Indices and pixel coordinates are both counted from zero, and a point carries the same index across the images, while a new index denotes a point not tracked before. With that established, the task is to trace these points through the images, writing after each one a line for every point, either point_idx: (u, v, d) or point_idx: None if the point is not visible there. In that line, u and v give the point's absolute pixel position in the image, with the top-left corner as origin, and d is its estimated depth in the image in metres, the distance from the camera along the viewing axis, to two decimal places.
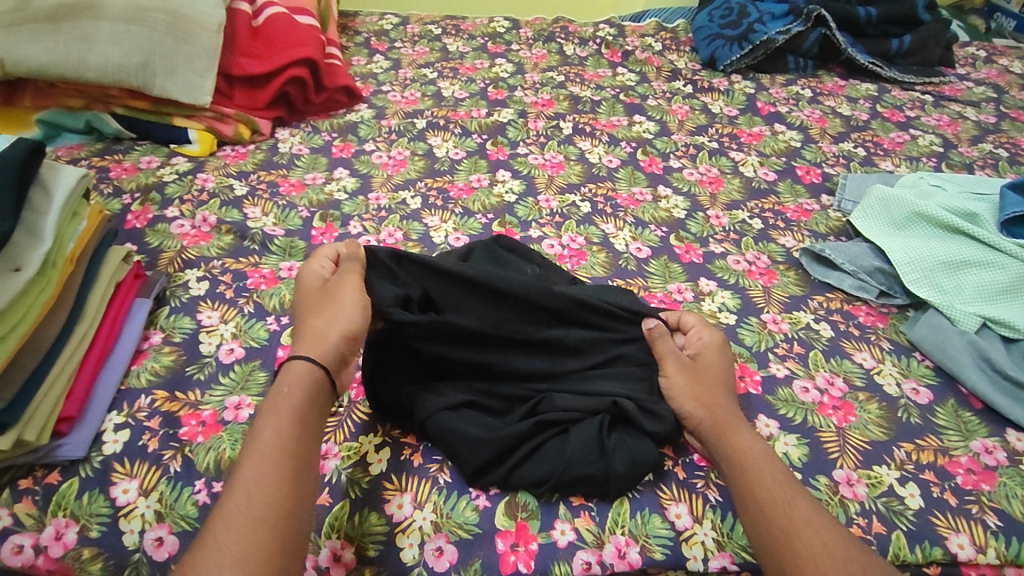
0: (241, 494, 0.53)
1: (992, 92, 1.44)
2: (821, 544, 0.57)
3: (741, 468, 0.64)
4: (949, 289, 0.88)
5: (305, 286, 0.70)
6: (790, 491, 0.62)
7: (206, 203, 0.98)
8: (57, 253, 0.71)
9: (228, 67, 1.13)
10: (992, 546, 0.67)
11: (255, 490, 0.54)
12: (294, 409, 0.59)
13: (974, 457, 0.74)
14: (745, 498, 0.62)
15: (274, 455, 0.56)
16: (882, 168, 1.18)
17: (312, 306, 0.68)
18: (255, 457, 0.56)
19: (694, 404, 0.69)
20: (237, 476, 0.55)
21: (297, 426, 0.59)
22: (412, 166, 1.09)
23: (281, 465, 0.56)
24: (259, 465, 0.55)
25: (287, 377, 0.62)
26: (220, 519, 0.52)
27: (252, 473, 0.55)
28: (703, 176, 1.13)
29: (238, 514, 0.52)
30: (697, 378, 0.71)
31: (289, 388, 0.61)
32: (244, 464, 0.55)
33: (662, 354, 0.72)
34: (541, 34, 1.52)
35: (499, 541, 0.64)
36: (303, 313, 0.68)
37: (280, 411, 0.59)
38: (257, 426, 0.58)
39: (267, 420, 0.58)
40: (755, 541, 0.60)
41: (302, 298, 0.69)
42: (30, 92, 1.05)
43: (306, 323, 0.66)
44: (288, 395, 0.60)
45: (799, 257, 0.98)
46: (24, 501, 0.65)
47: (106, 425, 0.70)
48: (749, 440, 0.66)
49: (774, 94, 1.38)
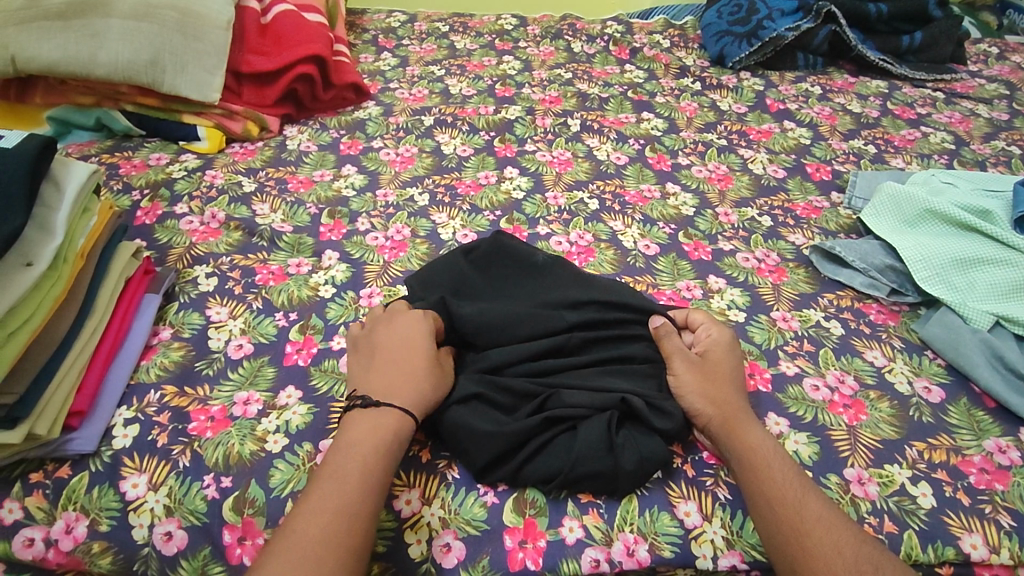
0: (323, 513, 0.55)
1: (1004, 89, 1.43)
2: (833, 543, 0.57)
3: (750, 467, 0.63)
4: (962, 287, 0.87)
5: (419, 330, 0.70)
6: (801, 489, 0.61)
7: (215, 200, 0.98)
8: (67, 249, 0.72)
9: (236, 65, 1.12)
10: (1006, 546, 0.67)
11: (339, 511, 0.56)
12: (379, 444, 0.61)
13: (988, 457, 0.74)
14: (754, 496, 0.62)
15: (365, 485, 0.58)
16: (893, 165, 1.17)
17: (427, 364, 0.67)
18: (341, 478, 0.58)
19: (704, 402, 0.68)
20: (321, 493, 0.57)
21: (388, 463, 0.60)
22: (420, 163, 1.09)
23: (367, 494, 0.57)
24: (348, 485, 0.57)
25: (387, 417, 0.63)
26: (296, 530, 0.54)
27: (336, 495, 0.57)
28: (712, 173, 1.13)
29: (315, 532, 0.54)
30: (706, 375, 0.70)
31: (382, 423, 0.62)
32: (329, 482, 0.58)
33: (669, 352, 0.71)
34: (548, 32, 1.52)
35: (507, 538, 0.64)
36: (410, 359, 0.67)
37: (372, 438, 0.61)
38: (347, 448, 0.60)
39: (357, 445, 0.60)
40: (766, 541, 0.60)
41: (416, 348, 0.68)
42: (40, 89, 1.06)
43: (414, 379, 0.66)
44: (380, 428, 0.62)
45: (810, 255, 0.97)
46: (35, 494, 0.65)
47: (115, 419, 0.70)
48: (759, 438, 0.66)
49: (783, 91, 1.37)
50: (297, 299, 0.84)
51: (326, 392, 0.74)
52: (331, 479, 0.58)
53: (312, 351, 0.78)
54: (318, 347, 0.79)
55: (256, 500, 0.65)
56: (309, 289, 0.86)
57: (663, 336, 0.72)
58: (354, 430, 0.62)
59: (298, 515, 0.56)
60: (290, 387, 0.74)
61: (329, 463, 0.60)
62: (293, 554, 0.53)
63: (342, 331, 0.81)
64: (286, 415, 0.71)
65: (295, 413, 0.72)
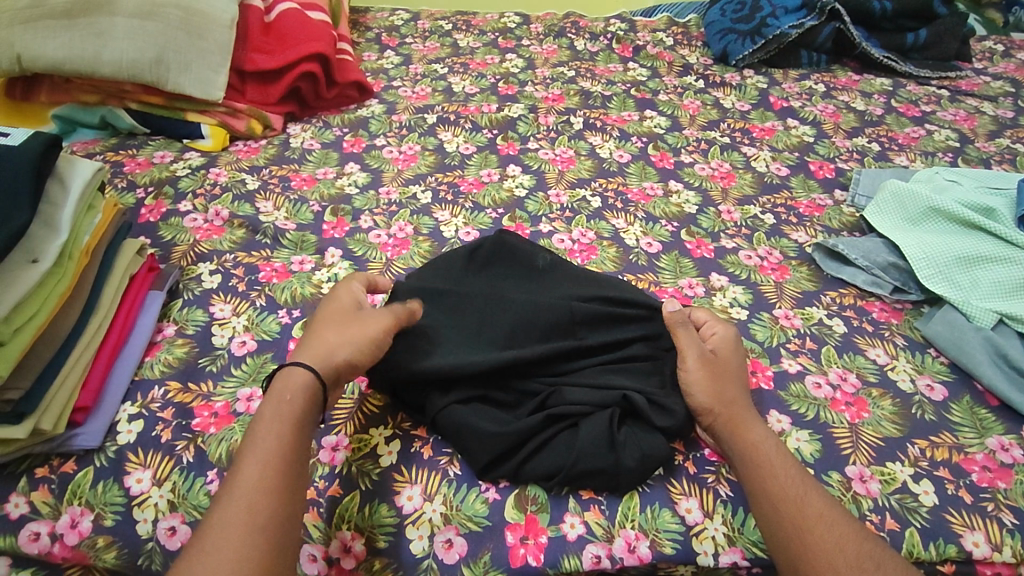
0: (242, 499, 0.54)
1: (1010, 86, 1.42)
2: (834, 538, 0.57)
3: (752, 465, 0.64)
4: (965, 285, 0.87)
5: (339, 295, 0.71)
6: (803, 486, 0.61)
7: (219, 197, 0.99)
8: (72, 246, 0.72)
9: (241, 63, 1.13)
10: (1008, 544, 0.67)
11: (255, 494, 0.54)
12: (285, 419, 0.60)
13: (990, 455, 0.74)
14: (758, 494, 0.62)
15: (269, 463, 0.56)
16: (897, 163, 1.17)
17: (331, 317, 0.68)
18: (257, 465, 0.56)
19: (710, 401, 0.68)
20: (238, 482, 0.55)
21: (293, 435, 0.59)
22: (423, 161, 1.10)
23: (288, 476, 0.56)
24: (252, 469, 0.56)
25: (284, 380, 0.62)
26: (219, 523, 0.53)
27: (254, 483, 0.55)
28: (715, 170, 1.13)
29: (238, 520, 0.53)
30: (714, 370, 0.70)
31: (289, 396, 0.61)
32: (244, 468, 0.56)
33: (681, 347, 0.71)
34: (552, 30, 1.52)
35: (509, 534, 0.64)
36: (321, 320, 0.68)
37: (283, 417, 0.60)
38: (257, 431, 0.59)
39: (270, 426, 0.59)
40: (769, 539, 0.60)
41: (326, 308, 0.70)
42: (46, 88, 1.07)
43: (323, 333, 0.66)
44: (290, 403, 0.61)
45: (812, 252, 0.97)
46: (41, 489, 0.66)
47: (120, 415, 0.71)
48: (760, 435, 0.66)
49: (786, 89, 1.37)
50: (300, 296, 0.85)
51: None
52: (239, 466, 0.56)
53: None
54: None
55: None
56: (312, 287, 0.86)
57: (677, 323, 0.72)
58: (264, 412, 0.60)
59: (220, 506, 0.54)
60: None
61: (242, 449, 0.58)
62: (220, 546, 0.51)
63: None
64: None
65: None
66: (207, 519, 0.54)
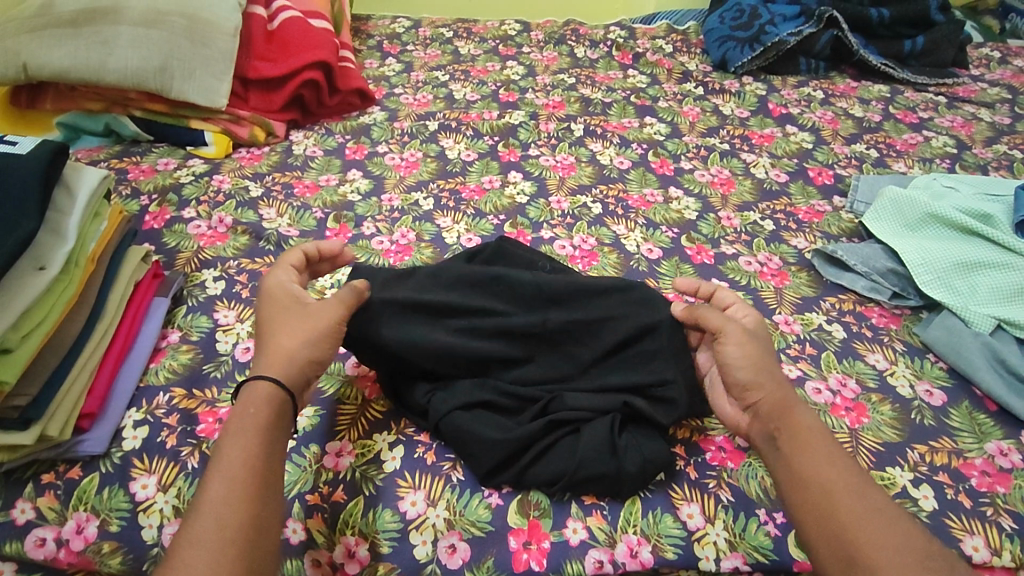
0: (211, 516, 0.53)
1: (1007, 93, 1.43)
2: (901, 533, 0.55)
3: (809, 449, 0.62)
4: (964, 291, 0.88)
5: (279, 292, 0.70)
6: (861, 479, 0.59)
7: (222, 204, 0.99)
8: (79, 253, 0.73)
9: (243, 71, 1.14)
10: (1007, 548, 0.67)
11: (223, 510, 0.53)
12: (250, 431, 0.58)
13: (989, 459, 0.74)
14: (813, 480, 0.59)
15: (234, 477, 0.55)
16: (895, 169, 1.18)
17: (277, 317, 0.67)
18: (225, 480, 0.55)
19: (756, 377, 0.67)
20: (205, 499, 0.54)
21: (259, 449, 0.58)
22: (425, 168, 1.10)
23: (254, 492, 0.55)
24: (218, 485, 0.55)
25: (250, 394, 0.61)
26: (188, 541, 0.52)
27: (222, 499, 0.54)
28: (715, 177, 1.13)
29: (208, 536, 0.52)
30: (756, 349, 0.69)
31: (253, 408, 0.60)
32: (212, 484, 0.55)
33: (719, 326, 0.70)
34: (552, 37, 1.53)
35: (512, 539, 0.65)
36: (270, 322, 0.67)
37: (248, 429, 0.59)
38: (223, 446, 0.58)
39: (237, 440, 0.58)
40: (824, 527, 0.57)
41: (272, 309, 0.68)
42: (51, 96, 1.08)
43: (274, 338, 0.65)
44: (255, 418, 0.59)
45: (811, 259, 0.98)
46: (47, 495, 0.66)
47: (125, 421, 0.71)
48: (812, 421, 0.64)
49: (785, 96, 1.38)
50: None
51: (333, 395, 0.75)
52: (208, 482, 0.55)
53: None
54: None
55: None
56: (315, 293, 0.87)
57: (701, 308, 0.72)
58: (231, 427, 0.59)
59: (190, 524, 0.53)
60: None
61: (209, 465, 0.57)
62: (191, 564, 0.50)
63: None
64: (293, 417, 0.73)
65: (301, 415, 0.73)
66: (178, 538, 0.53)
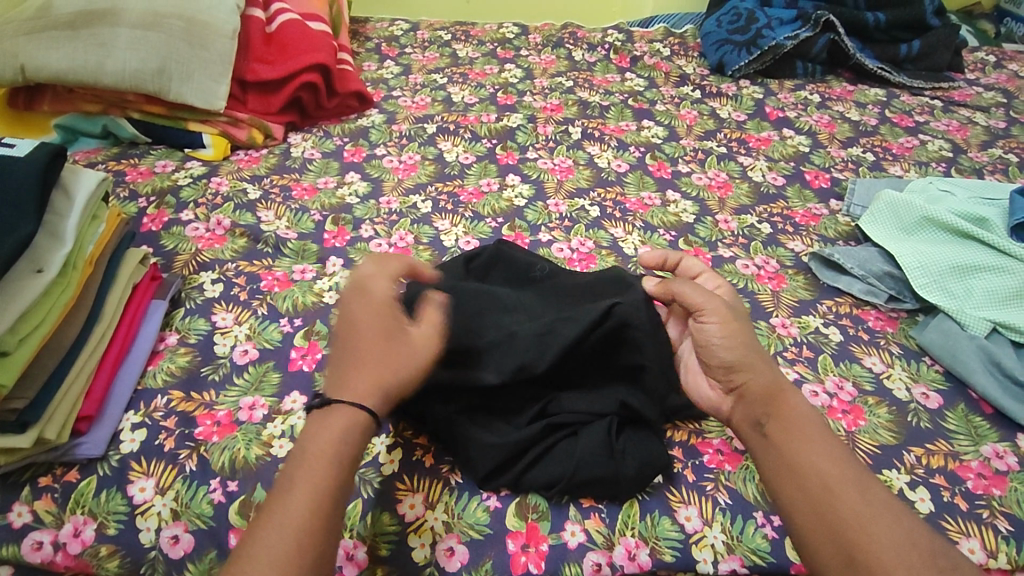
0: (285, 534, 0.52)
1: (1002, 97, 1.44)
2: (903, 532, 0.55)
3: (807, 446, 0.62)
4: (959, 294, 0.88)
5: (375, 303, 0.64)
6: (860, 474, 0.60)
7: (220, 207, 0.99)
8: (77, 255, 0.73)
9: (242, 73, 1.14)
10: (1003, 550, 0.67)
11: (298, 531, 0.52)
12: (335, 450, 0.57)
13: (985, 462, 0.75)
14: (809, 477, 0.60)
15: (316, 498, 0.54)
16: (891, 173, 1.18)
17: (379, 341, 0.62)
18: (306, 497, 0.54)
19: (743, 363, 0.68)
20: (283, 512, 0.53)
21: (342, 473, 0.56)
22: (423, 171, 1.10)
23: (339, 504, 0.55)
24: (298, 501, 0.54)
25: (341, 414, 0.58)
26: (263, 546, 0.51)
27: (299, 519, 0.53)
28: (712, 180, 1.14)
29: (276, 555, 0.51)
30: (738, 328, 0.70)
31: (343, 429, 0.58)
32: (295, 491, 0.54)
33: (697, 304, 0.71)
34: (550, 40, 1.54)
35: (510, 542, 0.65)
36: (368, 341, 0.62)
37: (335, 449, 0.57)
38: (308, 459, 0.56)
39: (326, 445, 0.57)
40: (822, 524, 0.57)
41: (372, 325, 0.62)
42: (49, 98, 1.08)
43: (368, 365, 0.61)
44: (345, 439, 0.57)
45: (809, 262, 0.98)
46: (44, 498, 0.66)
47: (123, 423, 0.71)
48: (806, 413, 0.65)
49: (782, 99, 1.38)
50: (302, 306, 0.85)
51: None
52: (287, 494, 0.54)
53: (316, 357, 0.79)
54: (322, 352, 0.80)
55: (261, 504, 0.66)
56: (314, 296, 0.87)
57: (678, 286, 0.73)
58: (319, 431, 0.58)
59: (266, 527, 0.52)
60: (296, 393, 0.75)
61: (290, 475, 0.55)
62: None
63: None
64: (291, 420, 0.72)
65: (299, 418, 0.73)
66: (246, 543, 0.52)
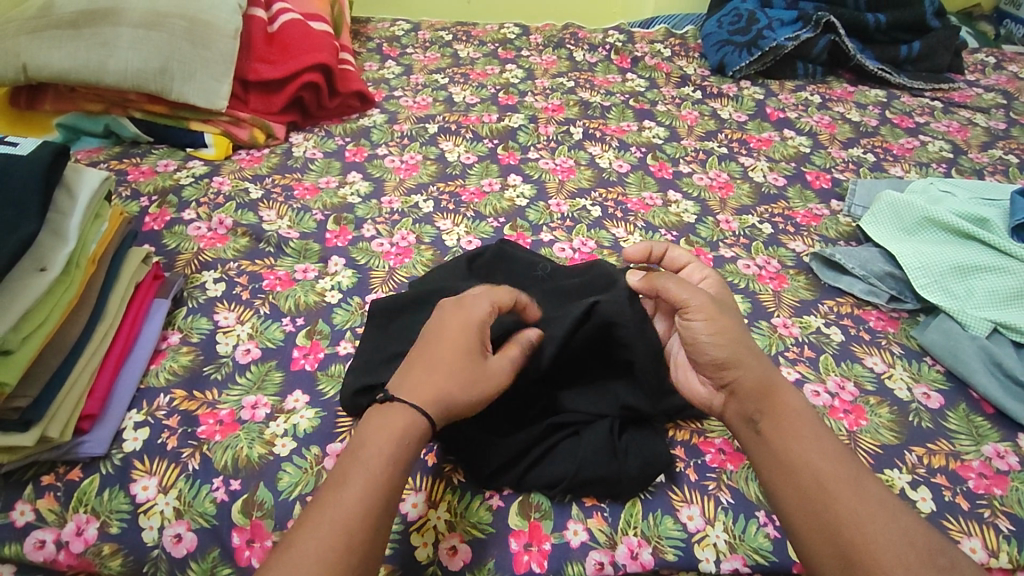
0: (337, 527, 0.51)
1: (1002, 98, 1.44)
2: (902, 531, 0.55)
3: (802, 445, 0.62)
4: (960, 294, 0.88)
5: (464, 322, 0.64)
6: (858, 473, 0.60)
7: (222, 206, 0.99)
8: (80, 254, 0.73)
9: (243, 73, 1.14)
10: (1005, 550, 0.67)
11: (351, 525, 0.51)
12: (391, 449, 0.56)
13: (986, 462, 0.75)
14: (805, 476, 0.60)
15: (371, 493, 0.53)
16: (891, 173, 1.18)
17: (458, 357, 0.62)
18: (361, 492, 0.53)
19: (732, 359, 0.66)
20: (336, 504, 0.52)
21: (397, 472, 0.55)
22: (424, 171, 1.11)
23: (392, 499, 0.54)
24: (354, 495, 0.53)
25: (402, 417, 0.58)
26: (312, 536, 0.50)
27: (352, 513, 0.52)
28: (713, 181, 1.14)
29: (324, 546, 0.50)
30: (724, 322, 0.68)
31: (402, 430, 0.57)
32: (351, 485, 0.53)
33: (681, 299, 0.69)
34: (551, 41, 1.54)
35: (513, 541, 0.65)
36: (447, 355, 0.62)
37: (392, 447, 0.56)
38: (365, 454, 0.56)
39: (382, 440, 0.56)
40: (819, 525, 0.57)
41: (456, 341, 0.63)
42: (51, 97, 1.08)
43: (437, 376, 0.60)
44: (403, 439, 0.57)
45: (810, 262, 0.98)
46: (47, 496, 0.66)
47: (126, 422, 0.71)
48: (800, 409, 0.65)
49: (783, 100, 1.38)
50: (304, 305, 0.85)
51: (334, 397, 0.75)
52: (342, 487, 0.53)
53: (319, 356, 0.79)
54: (324, 352, 0.80)
55: (264, 503, 0.66)
56: (316, 295, 0.87)
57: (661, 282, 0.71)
58: (377, 429, 0.57)
59: (318, 517, 0.52)
60: (298, 392, 0.75)
61: (345, 469, 0.55)
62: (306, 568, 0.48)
63: (349, 336, 0.82)
64: (293, 419, 0.72)
65: (302, 417, 0.73)
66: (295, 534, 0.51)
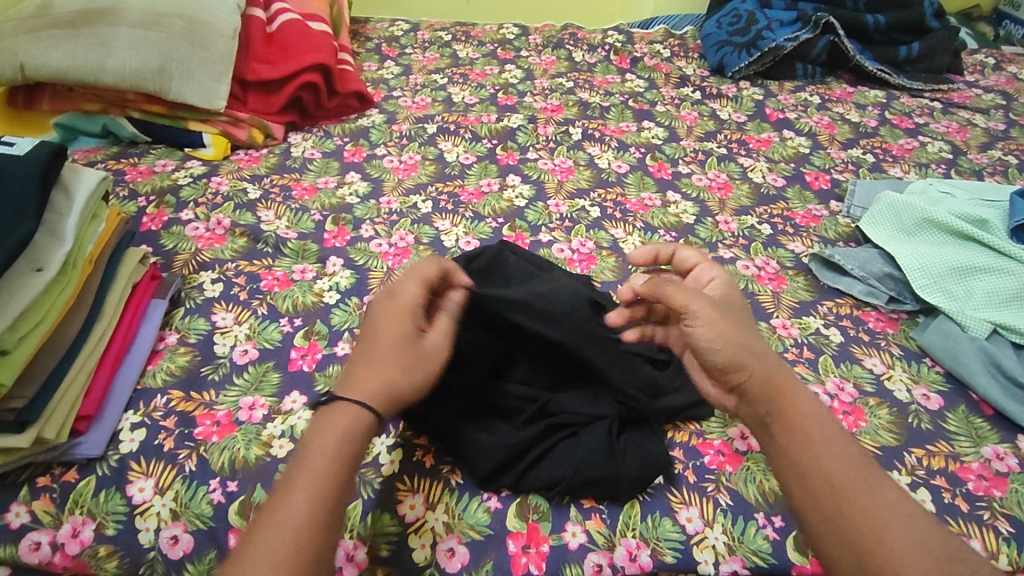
0: (287, 531, 0.50)
1: (1001, 99, 1.44)
2: (915, 535, 0.54)
3: (813, 446, 0.61)
4: (959, 295, 0.88)
5: (399, 306, 0.63)
6: (870, 473, 0.59)
7: (220, 206, 0.99)
8: (77, 254, 0.73)
9: (242, 73, 1.14)
10: (1003, 552, 0.67)
11: (302, 529, 0.51)
12: (336, 447, 0.55)
13: (985, 463, 0.74)
14: (817, 478, 0.59)
15: (318, 495, 0.52)
16: (891, 174, 1.18)
17: (398, 343, 0.61)
18: (307, 494, 0.52)
19: (738, 360, 0.66)
20: (283, 510, 0.51)
21: (343, 470, 0.55)
22: (423, 171, 1.10)
23: (341, 497, 0.54)
24: (300, 497, 0.52)
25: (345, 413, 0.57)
26: (263, 544, 0.50)
27: (300, 518, 0.51)
28: (712, 181, 1.14)
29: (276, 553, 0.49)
30: (727, 326, 0.67)
31: (347, 428, 0.56)
32: (297, 488, 0.53)
33: (683, 304, 0.69)
34: (550, 41, 1.54)
35: (511, 543, 0.65)
36: (385, 342, 0.61)
37: (336, 445, 0.55)
38: (311, 456, 0.55)
39: (325, 439, 0.55)
40: (831, 527, 0.56)
41: (394, 327, 0.62)
42: (48, 97, 1.08)
43: (381, 364, 0.60)
44: (348, 437, 0.56)
45: (809, 263, 0.98)
46: (42, 498, 0.66)
47: (123, 423, 0.71)
48: (810, 409, 0.64)
49: (782, 101, 1.38)
50: (301, 305, 0.85)
51: None
52: (288, 491, 0.53)
53: (316, 357, 0.79)
54: (322, 352, 0.80)
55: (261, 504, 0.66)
56: (314, 295, 0.87)
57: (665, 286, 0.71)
58: (322, 429, 0.56)
59: (267, 525, 0.51)
60: (295, 393, 0.75)
61: (291, 473, 0.54)
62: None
63: (347, 336, 0.82)
64: (291, 420, 0.72)
65: (300, 418, 0.72)
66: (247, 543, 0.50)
